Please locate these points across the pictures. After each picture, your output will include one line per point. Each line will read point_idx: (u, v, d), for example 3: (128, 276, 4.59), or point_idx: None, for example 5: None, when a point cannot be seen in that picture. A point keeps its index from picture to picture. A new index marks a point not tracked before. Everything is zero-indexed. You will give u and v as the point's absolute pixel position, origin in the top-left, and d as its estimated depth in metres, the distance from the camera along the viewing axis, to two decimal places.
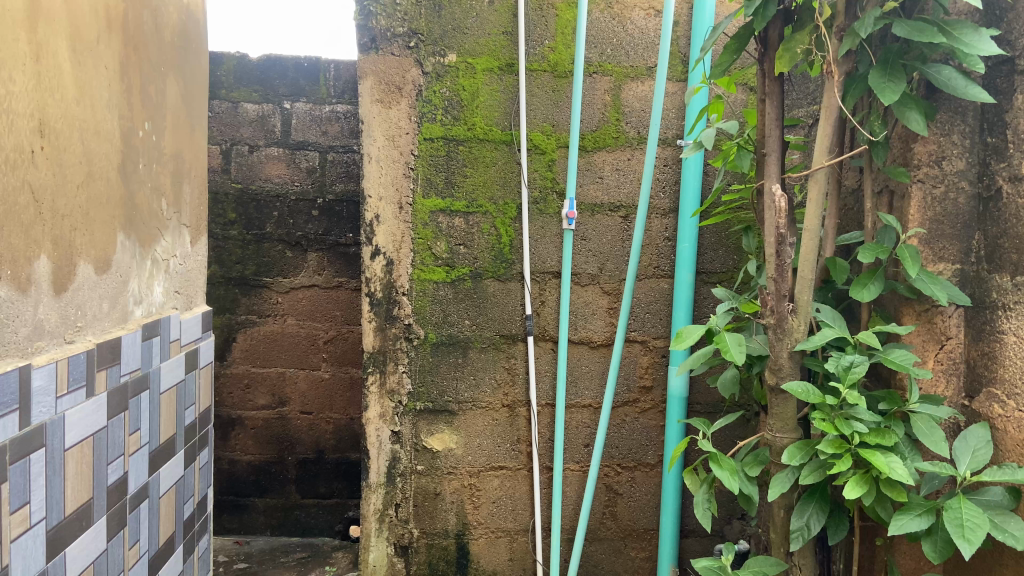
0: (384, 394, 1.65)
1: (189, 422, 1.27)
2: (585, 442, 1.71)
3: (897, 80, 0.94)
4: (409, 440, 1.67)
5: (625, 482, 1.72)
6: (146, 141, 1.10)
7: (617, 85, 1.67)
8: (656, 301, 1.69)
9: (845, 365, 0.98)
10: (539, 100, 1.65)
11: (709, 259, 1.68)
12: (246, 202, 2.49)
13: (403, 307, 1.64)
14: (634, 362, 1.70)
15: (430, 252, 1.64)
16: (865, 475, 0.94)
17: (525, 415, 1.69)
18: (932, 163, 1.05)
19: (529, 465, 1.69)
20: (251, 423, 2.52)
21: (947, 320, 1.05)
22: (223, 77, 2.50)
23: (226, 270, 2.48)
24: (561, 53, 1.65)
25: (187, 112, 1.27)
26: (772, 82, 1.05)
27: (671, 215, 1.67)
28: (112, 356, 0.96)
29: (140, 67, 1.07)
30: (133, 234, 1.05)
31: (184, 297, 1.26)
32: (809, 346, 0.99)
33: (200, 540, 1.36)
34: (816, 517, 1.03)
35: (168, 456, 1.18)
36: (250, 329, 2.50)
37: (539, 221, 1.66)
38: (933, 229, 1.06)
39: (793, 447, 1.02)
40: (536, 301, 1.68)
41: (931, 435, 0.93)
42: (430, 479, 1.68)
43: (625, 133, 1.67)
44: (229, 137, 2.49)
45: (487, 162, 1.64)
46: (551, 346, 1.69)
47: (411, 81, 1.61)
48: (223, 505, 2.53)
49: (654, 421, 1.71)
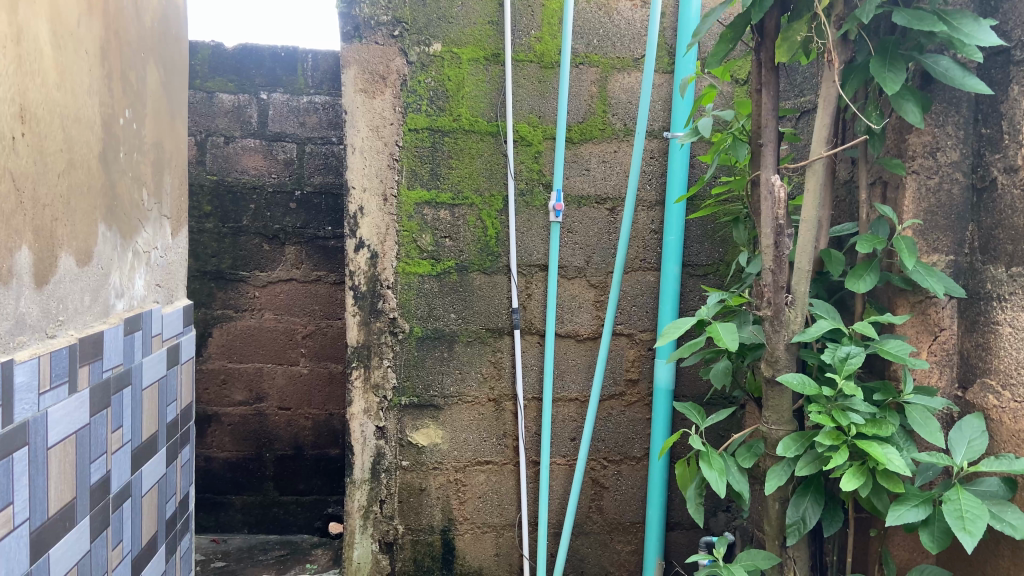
0: (369, 389, 1.63)
1: (171, 418, 1.24)
2: (571, 436, 1.70)
3: (897, 70, 0.94)
4: (394, 436, 1.65)
5: (611, 475, 1.72)
6: (127, 129, 1.06)
7: (604, 76, 1.66)
8: (642, 294, 1.68)
9: (841, 356, 0.98)
10: (525, 91, 1.64)
11: (695, 251, 1.68)
12: (221, 194, 2.44)
13: (388, 300, 1.62)
14: (621, 354, 1.69)
15: (415, 244, 1.62)
16: (862, 467, 0.94)
17: (512, 409, 1.67)
18: (927, 154, 1.05)
19: (515, 460, 1.68)
20: (228, 419, 2.47)
21: (940, 312, 1.06)
22: (198, 67, 2.44)
23: (202, 264, 2.43)
24: (547, 43, 1.63)
25: (167, 101, 1.23)
26: (768, 71, 1.04)
27: (658, 208, 1.67)
28: (94, 350, 0.93)
29: (120, 53, 1.04)
30: (114, 224, 1.02)
31: (165, 290, 1.23)
32: (805, 338, 0.97)
33: (182, 539, 1.32)
34: (813, 510, 1.04)
35: (151, 453, 1.14)
36: (226, 323, 2.45)
37: (525, 214, 1.65)
38: (928, 221, 1.06)
39: (788, 439, 1.01)
40: (523, 294, 1.66)
41: (927, 426, 0.94)
42: (415, 475, 1.66)
43: (612, 125, 1.66)
44: (204, 128, 2.44)
45: (473, 153, 1.62)
46: (538, 339, 1.67)
47: (395, 70, 1.59)
48: (199, 503, 2.49)
49: (640, 414, 1.71)
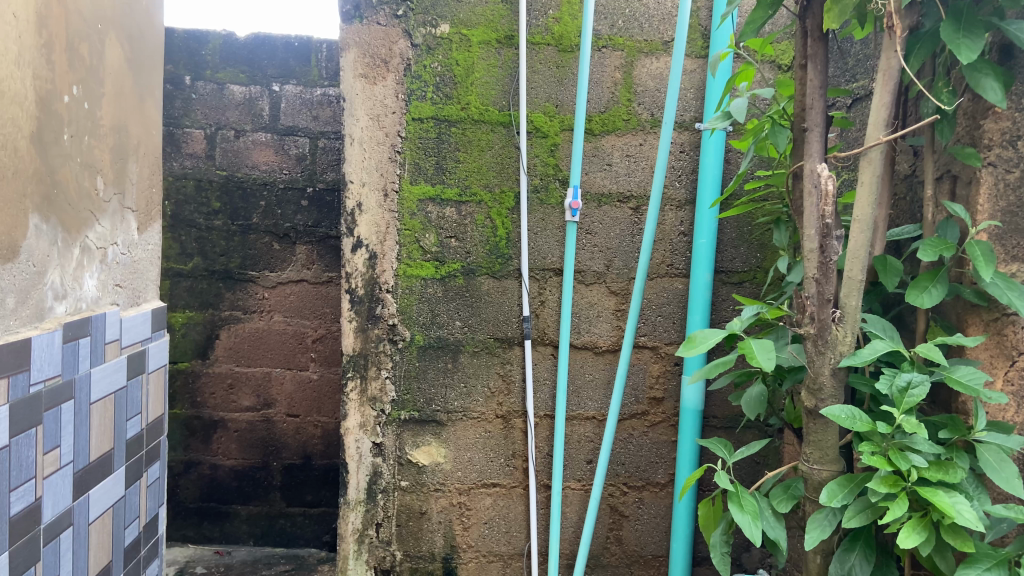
0: (365, 402, 1.48)
1: (134, 434, 1.11)
2: (587, 458, 1.54)
3: (975, 35, 0.77)
4: (393, 453, 1.50)
5: (632, 503, 1.55)
6: (74, 108, 0.94)
7: (629, 61, 1.50)
8: (668, 303, 1.52)
9: (901, 386, 0.80)
10: (541, 77, 1.49)
11: (728, 256, 1.51)
12: (231, 189, 2.32)
13: (387, 306, 1.47)
14: (643, 369, 1.53)
15: (418, 244, 1.47)
16: (923, 521, 0.78)
17: (521, 427, 1.52)
18: (1006, 143, 0.87)
19: (525, 483, 1.53)
20: (235, 425, 2.35)
21: (1020, 332, 0.87)
22: (208, 57, 2.33)
23: (210, 263, 2.31)
24: (566, 25, 1.49)
25: (134, 81, 1.11)
26: (816, 42, 0.85)
27: (687, 207, 1.51)
28: (16, 361, 0.80)
29: (66, 21, 0.91)
30: (53, 216, 0.89)
31: (128, 292, 1.10)
32: (856, 361, 0.80)
33: (149, 567, 1.20)
34: (862, 568, 0.86)
35: (103, 475, 1.02)
36: (234, 326, 2.33)
37: (539, 212, 1.50)
38: (1007, 222, 0.88)
39: (834, 482, 0.84)
40: (536, 301, 1.51)
41: (1003, 471, 0.77)
42: (415, 496, 1.51)
43: (637, 115, 1.51)
44: (214, 121, 2.33)
45: (482, 146, 1.48)
46: (552, 351, 1.52)
47: (399, 53, 1.45)
48: (203, 513, 2.37)
49: (665, 436, 1.54)
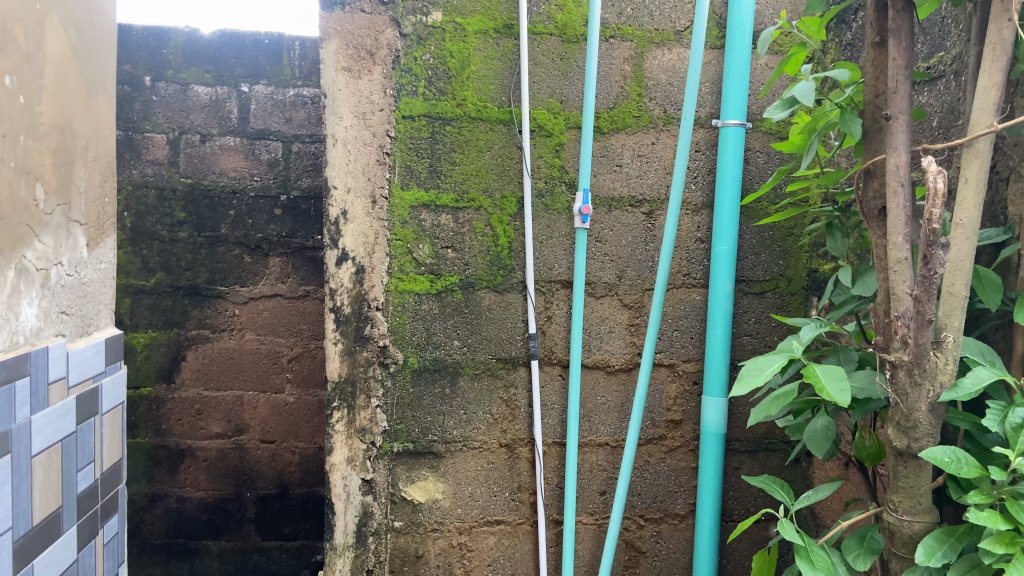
0: (354, 435, 1.32)
1: (86, 487, 0.95)
2: (600, 489, 1.39)
3: None
4: (385, 491, 1.34)
5: (649, 537, 1.41)
6: (8, 103, 0.77)
7: (639, 52, 1.37)
8: (685, 317, 1.39)
9: (1016, 423, 0.68)
10: (543, 70, 1.35)
11: (749, 264, 1.38)
12: (197, 198, 2.14)
13: (377, 326, 1.32)
14: (660, 390, 1.40)
15: (410, 256, 1.32)
16: None
17: (528, 457, 1.37)
18: None
19: (532, 519, 1.38)
20: (204, 454, 2.17)
21: None
22: (170, 56, 2.15)
23: (174, 278, 2.12)
24: (571, 13, 1.35)
25: (81, 70, 0.94)
26: None
27: (704, 212, 1.38)
28: None
29: None
30: None
31: (76, 319, 0.94)
32: (958, 395, 0.69)
33: None
34: None
35: (50, 541, 0.85)
36: (201, 346, 2.14)
37: (544, 219, 1.36)
38: None
39: (931, 538, 0.72)
40: (542, 317, 1.37)
41: None
42: (410, 538, 1.35)
43: (649, 112, 1.37)
44: (177, 125, 2.15)
45: (480, 146, 1.33)
46: (560, 372, 1.38)
47: (386, 44, 1.29)
48: (171, 550, 2.18)
49: (684, 462, 1.41)
